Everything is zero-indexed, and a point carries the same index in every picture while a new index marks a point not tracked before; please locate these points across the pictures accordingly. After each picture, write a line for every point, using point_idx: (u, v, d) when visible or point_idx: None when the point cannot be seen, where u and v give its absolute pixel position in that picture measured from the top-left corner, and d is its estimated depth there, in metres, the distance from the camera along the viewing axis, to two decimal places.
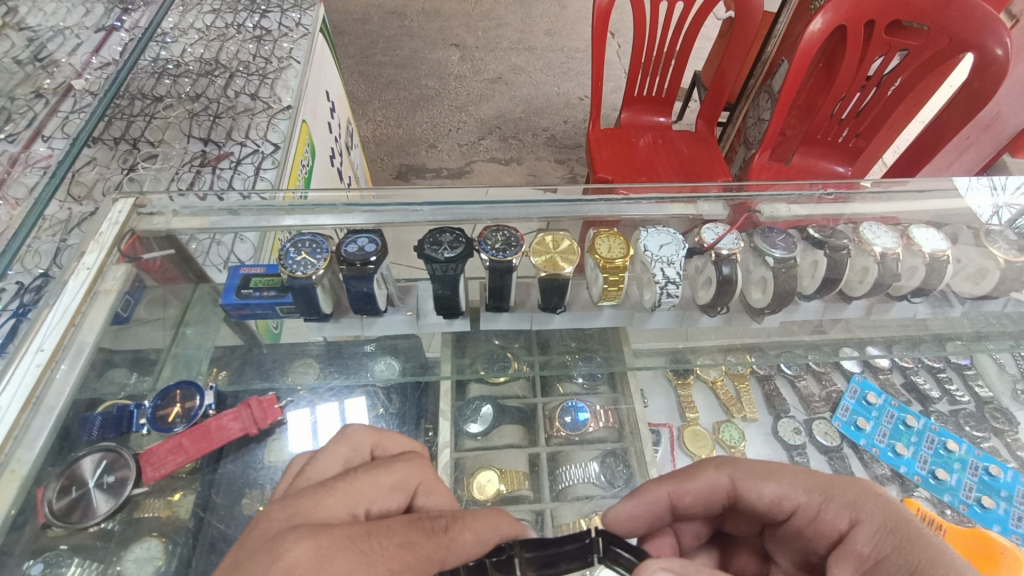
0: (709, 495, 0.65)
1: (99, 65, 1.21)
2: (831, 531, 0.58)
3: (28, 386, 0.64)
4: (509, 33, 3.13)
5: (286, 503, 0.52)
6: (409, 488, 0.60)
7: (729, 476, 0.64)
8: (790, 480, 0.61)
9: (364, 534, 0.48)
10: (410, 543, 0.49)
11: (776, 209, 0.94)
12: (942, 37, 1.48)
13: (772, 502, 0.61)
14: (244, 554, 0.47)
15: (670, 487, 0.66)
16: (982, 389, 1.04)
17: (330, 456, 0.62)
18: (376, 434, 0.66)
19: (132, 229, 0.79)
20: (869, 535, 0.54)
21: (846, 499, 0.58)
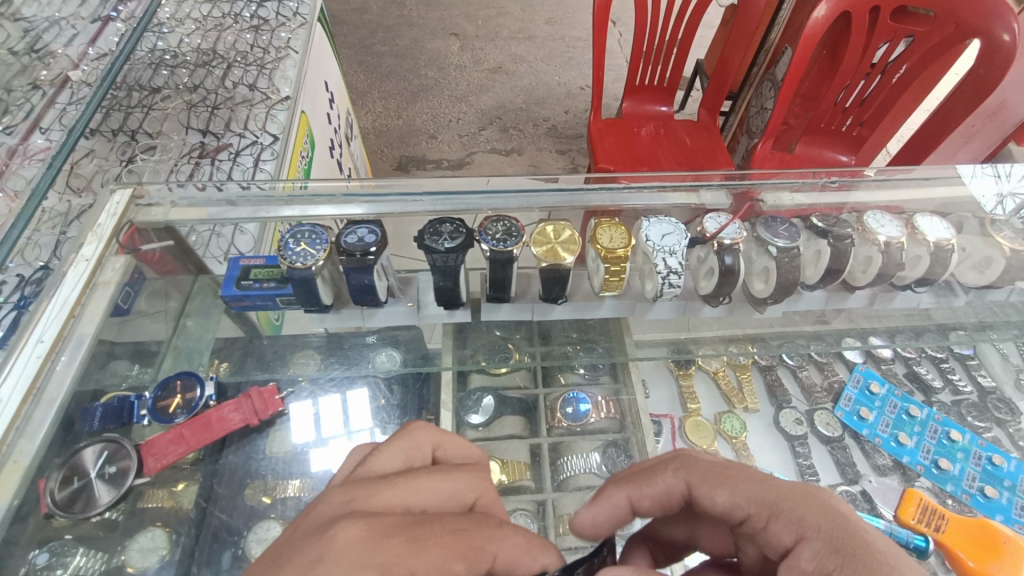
0: (667, 498, 0.59)
1: (97, 56, 1.20)
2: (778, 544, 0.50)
3: (29, 377, 0.64)
4: (509, 22, 3.10)
5: (347, 490, 0.52)
6: (467, 498, 0.56)
7: (685, 481, 0.57)
8: (738, 488, 0.53)
9: (414, 522, 0.48)
10: (463, 530, 0.49)
11: (779, 198, 0.92)
12: (949, 23, 1.46)
13: (724, 508, 0.54)
14: (299, 533, 0.48)
15: (630, 491, 0.60)
16: (985, 379, 1.05)
17: (390, 451, 0.58)
18: (440, 435, 0.62)
19: (130, 220, 0.79)
20: (812, 556, 0.47)
21: (793, 514, 0.49)
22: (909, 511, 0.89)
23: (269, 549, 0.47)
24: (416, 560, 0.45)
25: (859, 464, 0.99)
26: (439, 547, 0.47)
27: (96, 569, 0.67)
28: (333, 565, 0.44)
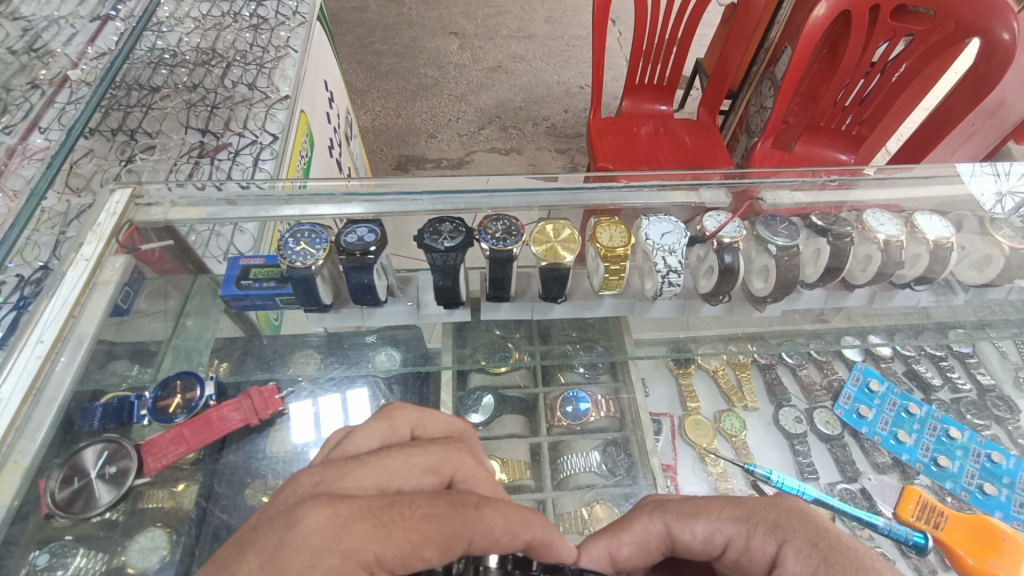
0: (646, 544, 0.63)
1: (96, 55, 1.20)
2: (763, 558, 0.56)
3: (29, 377, 0.64)
4: (509, 20, 3.10)
5: (316, 471, 0.52)
6: (444, 473, 0.58)
7: (662, 522, 0.62)
8: (717, 515, 0.60)
9: (387, 505, 0.48)
10: (435, 515, 0.48)
11: (779, 196, 0.93)
12: (949, 21, 1.46)
13: (706, 540, 0.60)
14: (266, 514, 0.49)
15: (608, 541, 0.63)
16: (984, 377, 1.05)
17: (368, 431, 0.60)
18: (418, 414, 0.64)
19: (129, 220, 0.79)
20: (797, 554, 0.54)
21: (769, 522, 0.57)
22: (908, 508, 0.89)
23: (242, 531, 0.48)
24: (385, 547, 0.46)
25: (859, 462, 0.99)
26: (406, 532, 0.46)
27: (97, 569, 0.67)
28: (296, 551, 0.44)
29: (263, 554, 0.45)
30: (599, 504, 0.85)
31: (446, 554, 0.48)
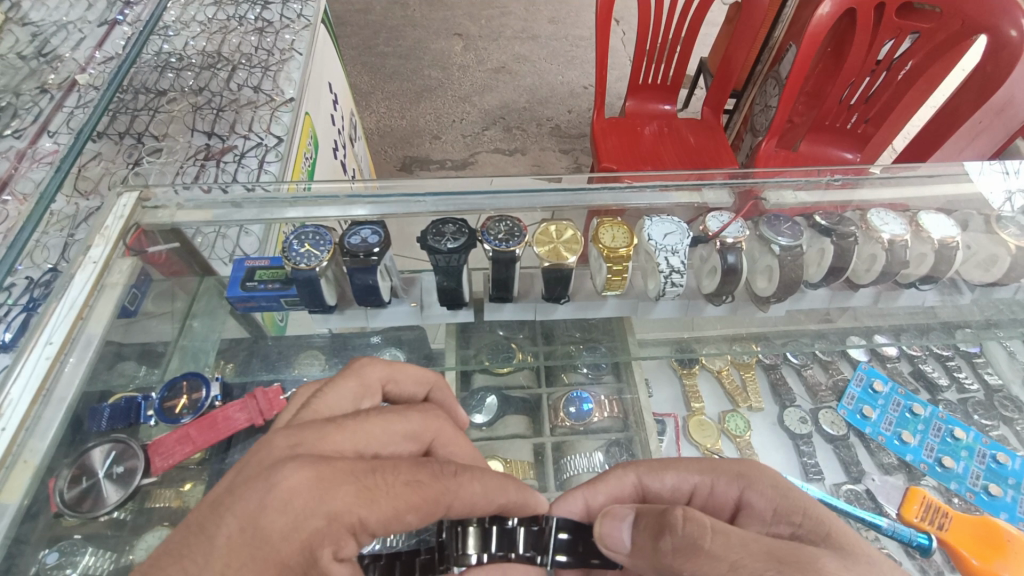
0: (620, 497, 0.66)
1: (103, 60, 1.21)
2: (726, 502, 0.62)
3: (38, 378, 0.65)
4: (512, 21, 3.10)
5: (291, 433, 0.52)
6: (423, 439, 0.61)
7: (635, 476, 0.66)
8: (683, 468, 0.66)
9: (370, 470, 0.49)
10: (417, 482, 0.50)
11: (782, 196, 0.92)
12: (955, 19, 1.46)
13: (675, 489, 0.65)
14: (241, 476, 0.48)
15: (585, 492, 0.66)
16: (992, 377, 1.03)
17: (341, 390, 0.62)
18: (388, 370, 0.66)
19: (137, 223, 0.80)
20: (760, 495, 0.60)
21: (733, 473, 0.63)
22: (911, 509, 0.90)
23: (215, 490, 0.48)
24: (369, 512, 0.48)
25: (863, 462, 0.99)
26: (389, 498, 0.48)
27: (105, 569, 0.66)
28: (277, 512, 0.46)
29: (243, 516, 0.46)
30: None
31: (427, 518, 0.50)
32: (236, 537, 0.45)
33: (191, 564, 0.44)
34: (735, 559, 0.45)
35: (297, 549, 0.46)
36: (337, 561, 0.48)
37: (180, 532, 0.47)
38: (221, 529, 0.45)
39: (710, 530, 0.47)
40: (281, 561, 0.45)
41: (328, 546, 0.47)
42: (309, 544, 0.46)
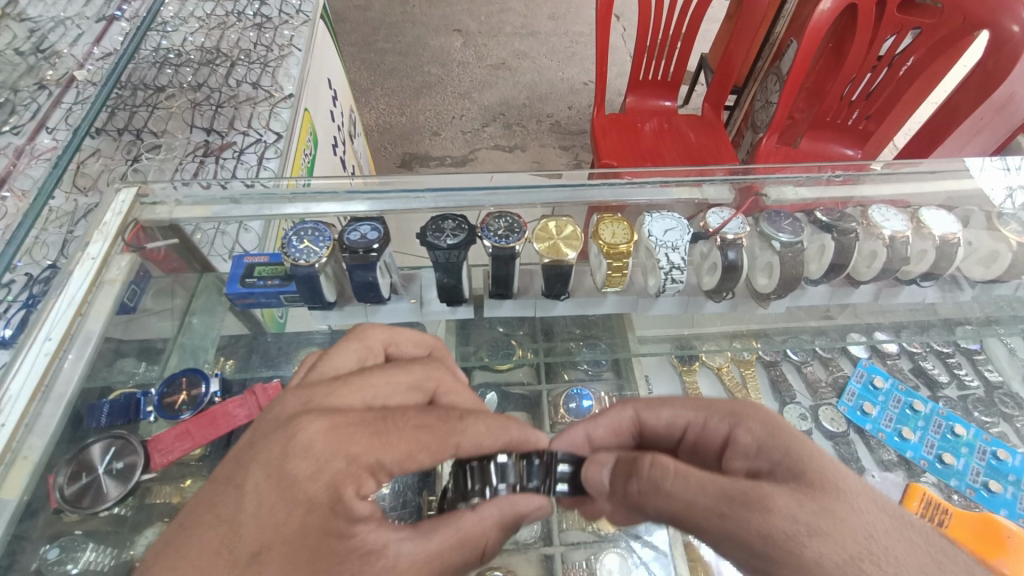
0: (618, 433, 0.66)
1: (101, 56, 1.20)
2: (717, 439, 0.59)
3: (37, 374, 0.65)
4: (512, 17, 3.09)
5: (301, 392, 0.55)
6: (428, 389, 0.62)
7: (633, 409, 0.65)
8: (680, 404, 0.63)
9: (381, 417, 0.52)
10: (425, 426, 0.53)
11: (783, 192, 0.91)
12: (956, 14, 1.45)
13: (669, 425, 0.63)
14: (259, 434, 0.51)
15: (585, 425, 0.67)
16: (992, 374, 1.03)
17: (345, 351, 0.63)
18: (389, 332, 0.67)
19: (135, 219, 0.79)
20: (749, 432, 0.55)
21: (727, 410, 0.59)
22: (913, 505, 0.88)
23: (238, 447, 0.51)
24: (384, 453, 0.50)
25: (863, 458, 0.98)
26: (402, 442, 0.51)
27: (106, 565, 0.67)
28: (298, 456, 0.48)
29: (268, 465, 0.47)
30: None
31: (438, 458, 0.53)
32: (263, 484, 0.47)
33: (225, 509, 0.46)
34: (690, 499, 0.47)
35: (321, 487, 0.47)
36: (362, 498, 0.49)
37: (211, 487, 0.49)
38: (246, 477, 0.47)
39: (669, 470, 0.49)
40: (309, 498, 0.47)
41: (351, 484, 0.48)
42: (332, 482, 0.47)
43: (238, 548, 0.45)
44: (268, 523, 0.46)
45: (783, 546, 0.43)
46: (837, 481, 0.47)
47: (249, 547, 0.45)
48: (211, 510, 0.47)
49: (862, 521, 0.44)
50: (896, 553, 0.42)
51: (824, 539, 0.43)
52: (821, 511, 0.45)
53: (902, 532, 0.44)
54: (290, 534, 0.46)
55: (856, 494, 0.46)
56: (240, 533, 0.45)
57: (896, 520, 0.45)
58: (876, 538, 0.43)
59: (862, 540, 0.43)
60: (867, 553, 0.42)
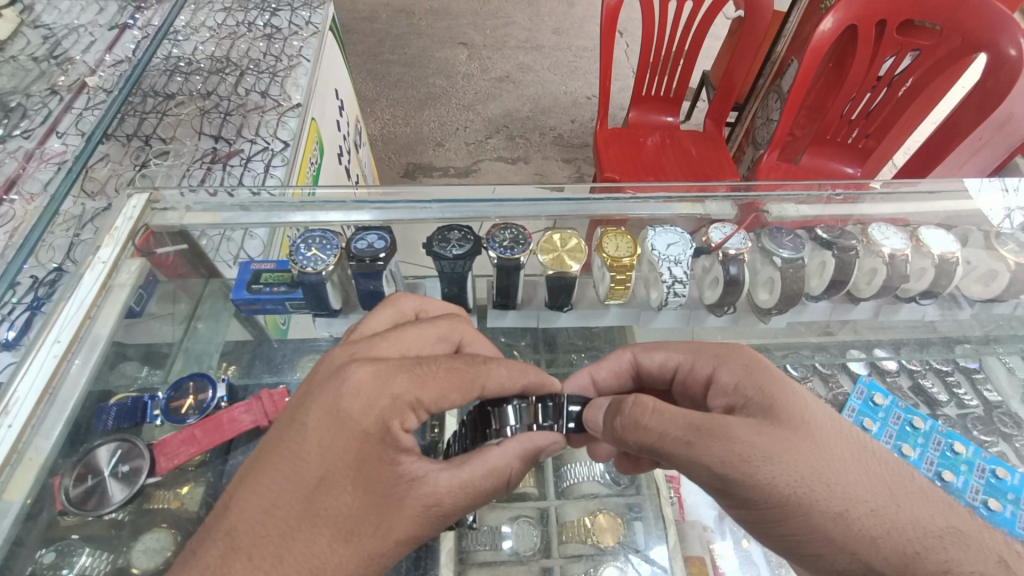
0: (618, 374, 0.75)
1: (113, 63, 1.22)
2: (701, 378, 0.67)
3: (45, 377, 0.66)
4: (517, 32, 3.13)
5: (347, 347, 0.61)
6: (453, 340, 0.68)
7: (631, 354, 0.75)
8: (673, 348, 0.72)
9: (416, 361, 0.58)
10: (456, 369, 0.59)
11: (784, 209, 0.92)
12: (955, 36, 1.47)
13: (662, 367, 0.72)
14: (314, 380, 0.58)
15: (590, 368, 0.77)
16: (992, 393, 0.97)
17: (380, 316, 0.69)
18: (420, 300, 0.73)
19: (145, 224, 0.80)
20: (729, 372, 0.64)
21: (714, 353, 0.67)
22: None
23: (296, 394, 0.58)
24: (422, 391, 0.57)
25: None
26: (437, 381, 0.58)
27: (102, 569, 0.66)
28: (352, 396, 0.55)
29: (325, 406, 0.54)
30: (604, 513, 0.79)
31: (468, 397, 0.60)
32: (322, 422, 0.54)
33: (291, 443, 0.53)
34: (662, 432, 0.56)
35: (373, 421, 0.54)
36: (406, 431, 0.56)
37: (275, 426, 0.56)
38: (307, 416, 0.54)
39: (649, 409, 0.57)
40: (363, 431, 0.54)
41: (396, 419, 0.55)
42: (382, 417, 0.55)
43: (305, 475, 0.53)
44: (329, 453, 0.53)
45: (742, 468, 0.52)
46: (797, 415, 0.56)
47: (314, 474, 0.53)
48: (280, 445, 0.54)
49: (813, 446, 0.53)
50: (838, 473, 0.52)
51: (777, 462, 0.52)
52: (778, 438, 0.54)
53: (849, 456, 0.53)
54: (348, 462, 0.54)
55: (811, 425, 0.55)
56: (306, 463, 0.53)
57: (845, 446, 0.54)
58: (823, 461, 0.53)
59: (810, 462, 0.52)
60: (813, 473, 0.52)
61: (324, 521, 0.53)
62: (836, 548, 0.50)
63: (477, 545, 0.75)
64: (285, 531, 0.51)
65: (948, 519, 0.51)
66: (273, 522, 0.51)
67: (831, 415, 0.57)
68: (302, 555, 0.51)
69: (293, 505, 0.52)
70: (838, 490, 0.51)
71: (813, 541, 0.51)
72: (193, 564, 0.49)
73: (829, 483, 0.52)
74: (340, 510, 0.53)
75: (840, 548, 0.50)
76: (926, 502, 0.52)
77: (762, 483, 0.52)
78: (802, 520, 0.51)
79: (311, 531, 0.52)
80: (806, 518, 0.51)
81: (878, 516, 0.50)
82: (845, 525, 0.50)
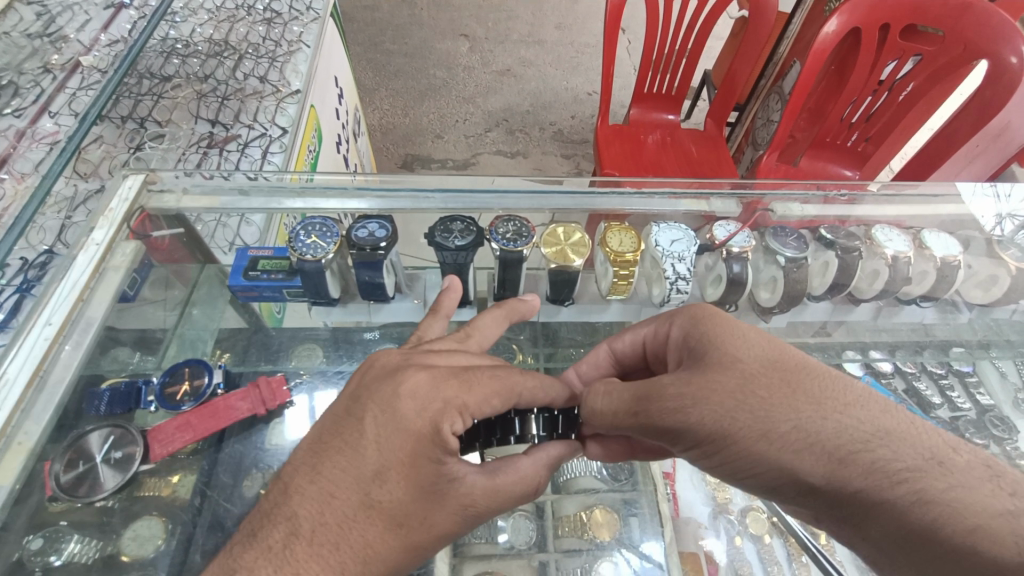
0: (600, 368, 0.77)
1: (108, 42, 1.20)
2: (662, 344, 0.69)
3: (36, 359, 0.65)
4: (519, 25, 3.10)
5: (402, 352, 0.63)
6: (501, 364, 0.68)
7: (607, 345, 0.77)
8: (638, 324, 0.73)
9: (463, 369, 0.60)
10: (499, 376, 0.61)
11: (788, 208, 0.92)
12: (956, 44, 1.47)
13: (632, 346, 0.73)
14: (368, 378, 0.59)
15: (573, 366, 0.79)
16: (984, 397, 0.95)
17: (443, 341, 0.68)
18: (476, 322, 0.72)
19: (141, 207, 0.79)
20: (679, 327, 0.65)
21: (667, 314, 0.69)
22: None
23: (348, 392, 0.59)
24: (469, 395, 0.58)
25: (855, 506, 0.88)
26: (482, 386, 0.59)
27: (91, 556, 0.65)
28: (407, 397, 0.56)
29: (381, 404, 0.56)
30: (601, 508, 0.79)
31: (506, 403, 0.61)
32: (379, 418, 0.55)
33: (348, 436, 0.55)
34: (615, 410, 0.62)
35: (426, 423, 0.55)
36: (454, 434, 0.57)
37: (328, 419, 0.58)
38: (364, 413, 0.56)
39: (599, 393, 0.64)
40: (416, 431, 0.55)
41: (448, 421, 0.56)
42: (435, 418, 0.55)
43: (362, 466, 0.53)
44: (386, 449, 0.54)
45: (676, 417, 0.57)
46: (727, 356, 0.58)
47: (370, 467, 0.53)
48: (337, 437, 0.55)
49: (739, 382, 0.56)
50: (764, 401, 0.55)
51: (704, 404, 0.55)
52: (704, 381, 0.57)
53: (777, 382, 0.56)
54: (404, 459, 0.54)
55: (742, 363, 0.57)
56: (362, 456, 0.54)
57: (774, 374, 0.56)
58: (749, 394, 0.55)
59: (734, 395, 0.55)
60: (737, 405, 0.55)
61: (379, 513, 0.53)
62: (768, 466, 0.54)
63: (473, 538, 0.75)
64: (342, 521, 0.52)
65: (880, 421, 0.53)
66: (330, 511, 0.52)
67: (766, 347, 0.59)
68: (357, 544, 0.52)
69: (351, 496, 0.53)
70: (764, 415, 0.54)
71: (749, 464, 0.55)
72: (255, 547, 0.50)
73: (754, 411, 0.54)
74: (394, 504, 0.54)
75: (772, 466, 0.54)
76: (853, 410, 0.53)
77: (695, 426, 0.56)
78: (735, 449, 0.55)
79: (365, 522, 0.53)
80: (738, 446, 0.55)
81: (802, 428, 0.53)
82: (770, 443, 0.53)
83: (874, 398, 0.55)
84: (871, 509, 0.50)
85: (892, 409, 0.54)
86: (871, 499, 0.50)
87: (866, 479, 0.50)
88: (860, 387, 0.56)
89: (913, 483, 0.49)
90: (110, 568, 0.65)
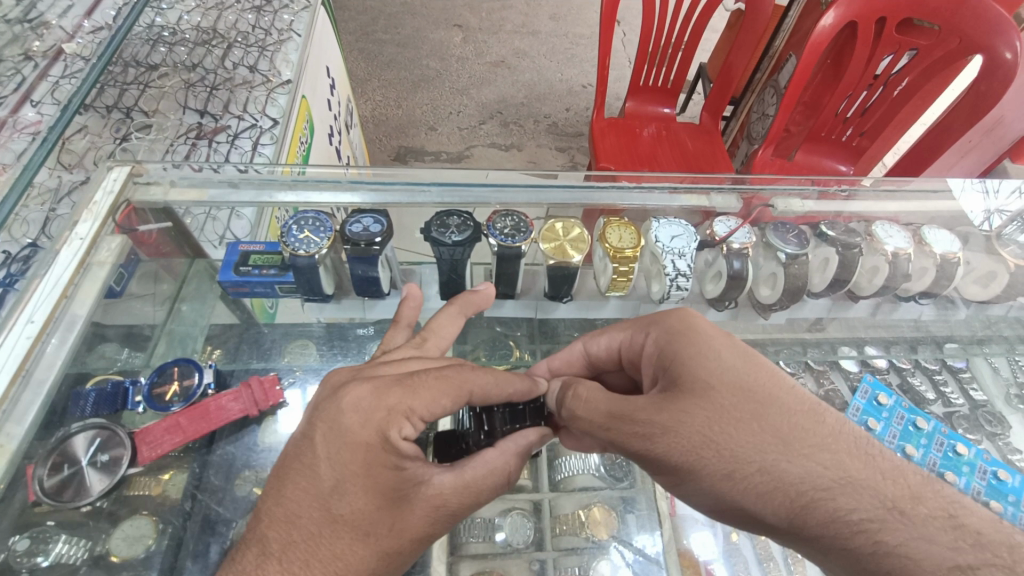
0: (574, 365, 0.76)
1: (92, 29, 1.16)
2: (637, 355, 0.68)
3: (17, 358, 0.62)
4: (513, 16, 3.06)
5: (351, 367, 0.63)
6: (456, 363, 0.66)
7: (581, 344, 0.75)
8: (615, 329, 0.72)
9: (406, 375, 0.58)
10: (445, 375, 0.59)
11: (789, 203, 0.91)
12: (953, 37, 1.47)
13: (608, 350, 0.72)
14: (315, 400, 0.59)
15: (546, 360, 0.78)
16: (977, 393, 0.94)
17: (401, 350, 0.67)
18: (433, 326, 0.71)
19: (127, 199, 0.76)
20: (655, 341, 0.64)
21: (647, 322, 0.67)
22: None
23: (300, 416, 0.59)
24: (414, 400, 0.57)
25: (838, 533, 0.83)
26: (429, 388, 0.57)
27: (80, 558, 0.64)
28: (350, 411, 0.55)
29: (326, 421, 0.55)
30: (599, 507, 0.78)
31: (457, 401, 0.60)
32: (328, 436, 0.54)
33: (301, 458, 0.54)
34: (586, 419, 0.62)
35: (372, 432, 0.54)
36: (404, 439, 0.56)
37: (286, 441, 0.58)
38: (313, 432, 0.55)
39: (579, 398, 0.63)
40: (366, 442, 0.54)
41: (395, 427, 0.55)
42: (381, 427, 0.55)
43: (319, 484, 0.53)
44: (338, 464, 0.54)
45: (643, 442, 0.57)
46: (700, 383, 0.57)
47: (328, 483, 0.53)
48: (293, 460, 0.55)
49: (710, 414, 0.55)
50: (732, 437, 0.54)
51: (673, 436, 0.55)
52: (676, 411, 0.56)
53: (747, 419, 0.54)
54: (359, 471, 0.54)
55: (714, 392, 0.56)
56: (318, 474, 0.53)
57: (746, 409, 0.55)
58: (718, 429, 0.54)
59: (703, 430, 0.54)
60: (704, 441, 0.54)
61: (345, 525, 0.53)
62: (726, 502, 0.54)
63: (470, 538, 0.74)
64: (309, 539, 0.51)
65: (844, 467, 0.51)
66: (296, 530, 0.52)
67: (742, 374, 0.57)
68: (328, 558, 0.51)
69: (314, 513, 0.52)
70: (729, 453, 0.53)
71: (710, 497, 0.55)
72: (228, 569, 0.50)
73: (719, 449, 0.53)
74: (357, 514, 0.53)
75: (729, 502, 0.53)
76: (818, 455, 0.52)
77: (662, 456, 0.56)
78: (697, 483, 0.54)
79: (333, 536, 0.52)
80: (701, 481, 0.54)
81: (767, 473, 0.52)
82: (732, 483, 0.53)
83: (843, 440, 0.53)
84: (825, 551, 0.50)
85: (870, 460, 0.52)
86: (825, 544, 0.50)
87: (827, 528, 0.50)
88: (832, 427, 0.54)
89: (874, 534, 0.48)
90: (99, 568, 0.63)
